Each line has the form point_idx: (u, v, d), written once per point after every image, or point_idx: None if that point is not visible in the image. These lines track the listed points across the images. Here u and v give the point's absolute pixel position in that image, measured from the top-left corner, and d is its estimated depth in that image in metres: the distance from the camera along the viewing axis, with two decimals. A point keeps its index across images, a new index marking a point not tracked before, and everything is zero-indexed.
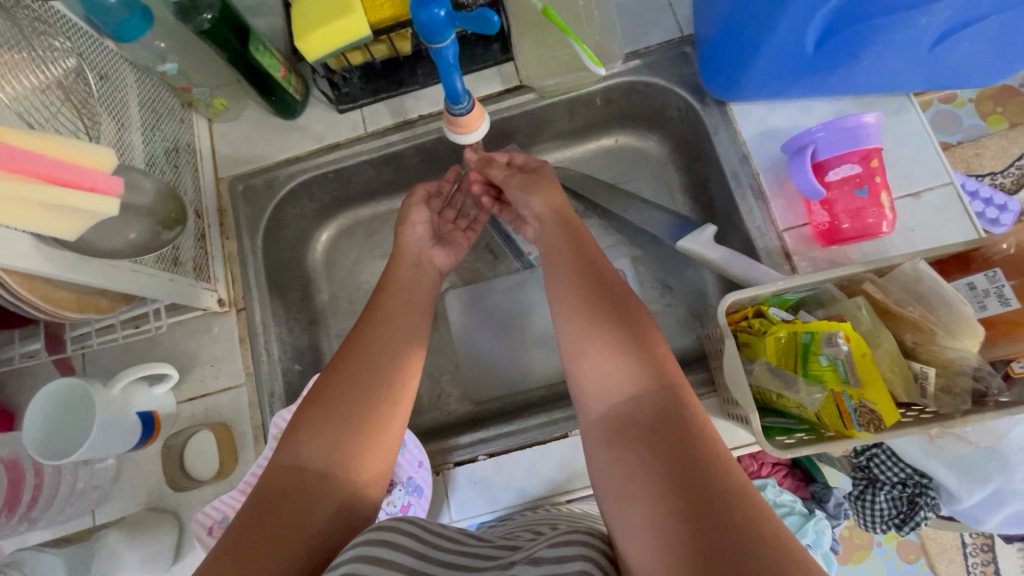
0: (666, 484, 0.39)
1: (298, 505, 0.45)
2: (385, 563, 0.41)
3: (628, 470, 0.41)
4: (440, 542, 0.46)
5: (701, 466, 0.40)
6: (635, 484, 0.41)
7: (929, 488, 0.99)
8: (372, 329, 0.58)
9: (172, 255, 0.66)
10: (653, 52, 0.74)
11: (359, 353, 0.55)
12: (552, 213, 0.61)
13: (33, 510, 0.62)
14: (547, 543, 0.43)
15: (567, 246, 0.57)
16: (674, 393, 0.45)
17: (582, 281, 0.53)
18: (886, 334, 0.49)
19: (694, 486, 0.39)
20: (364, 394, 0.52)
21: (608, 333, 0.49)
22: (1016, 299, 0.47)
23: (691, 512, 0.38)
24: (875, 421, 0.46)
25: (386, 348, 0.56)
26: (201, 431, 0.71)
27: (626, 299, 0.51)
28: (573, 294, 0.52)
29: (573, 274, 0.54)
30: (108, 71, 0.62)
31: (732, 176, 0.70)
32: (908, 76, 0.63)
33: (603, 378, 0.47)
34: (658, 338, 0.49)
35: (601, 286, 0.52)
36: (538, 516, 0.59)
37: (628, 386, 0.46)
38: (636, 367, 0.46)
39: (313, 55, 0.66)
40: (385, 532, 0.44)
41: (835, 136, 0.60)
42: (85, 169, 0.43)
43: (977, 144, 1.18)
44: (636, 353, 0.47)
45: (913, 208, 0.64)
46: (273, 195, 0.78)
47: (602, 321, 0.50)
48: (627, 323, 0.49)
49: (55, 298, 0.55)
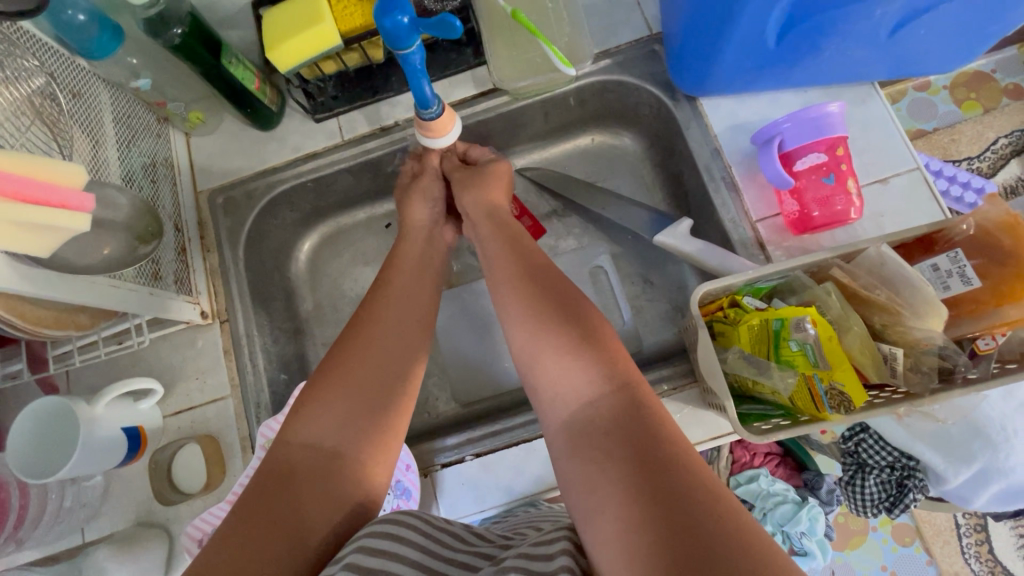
0: (632, 481, 0.40)
1: (284, 509, 0.45)
2: (387, 557, 0.42)
3: (595, 472, 0.42)
4: (442, 536, 0.47)
5: (664, 460, 0.40)
6: (601, 484, 0.41)
7: (916, 470, 1.00)
8: (356, 327, 0.57)
9: (153, 269, 0.66)
10: (623, 51, 0.75)
11: (341, 353, 0.55)
12: (501, 223, 0.65)
13: (19, 530, 0.62)
14: (532, 543, 0.44)
15: (520, 255, 0.59)
16: (633, 392, 0.46)
17: (533, 297, 0.54)
18: (855, 318, 0.50)
19: (657, 481, 0.39)
20: (350, 394, 0.51)
21: (563, 341, 0.50)
22: (977, 278, 0.48)
23: (656, 505, 0.38)
24: (845, 403, 0.47)
25: (379, 345, 0.56)
26: (188, 444, 0.71)
27: (579, 304, 0.53)
28: (526, 304, 0.53)
29: (525, 289, 0.55)
30: (81, 89, 0.62)
31: (705, 170, 0.71)
32: (870, 65, 0.64)
33: (562, 385, 0.48)
34: (614, 342, 0.50)
35: (554, 300, 0.53)
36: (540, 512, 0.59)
37: (587, 390, 0.47)
38: (593, 371, 0.47)
39: (285, 65, 0.67)
40: (390, 525, 0.44)
41: (800, 126, 0.61)
42: (57, 186, 0.43)
43: (953, 130, 1.20)
44: (593, 357, 0.48)
45: (882, 193, 0.66)
46: (254, 206, 0.79)
47: (557, 329, 0.51)
48: (583, 329, 0.50)
49: (35, 316, 0.55)
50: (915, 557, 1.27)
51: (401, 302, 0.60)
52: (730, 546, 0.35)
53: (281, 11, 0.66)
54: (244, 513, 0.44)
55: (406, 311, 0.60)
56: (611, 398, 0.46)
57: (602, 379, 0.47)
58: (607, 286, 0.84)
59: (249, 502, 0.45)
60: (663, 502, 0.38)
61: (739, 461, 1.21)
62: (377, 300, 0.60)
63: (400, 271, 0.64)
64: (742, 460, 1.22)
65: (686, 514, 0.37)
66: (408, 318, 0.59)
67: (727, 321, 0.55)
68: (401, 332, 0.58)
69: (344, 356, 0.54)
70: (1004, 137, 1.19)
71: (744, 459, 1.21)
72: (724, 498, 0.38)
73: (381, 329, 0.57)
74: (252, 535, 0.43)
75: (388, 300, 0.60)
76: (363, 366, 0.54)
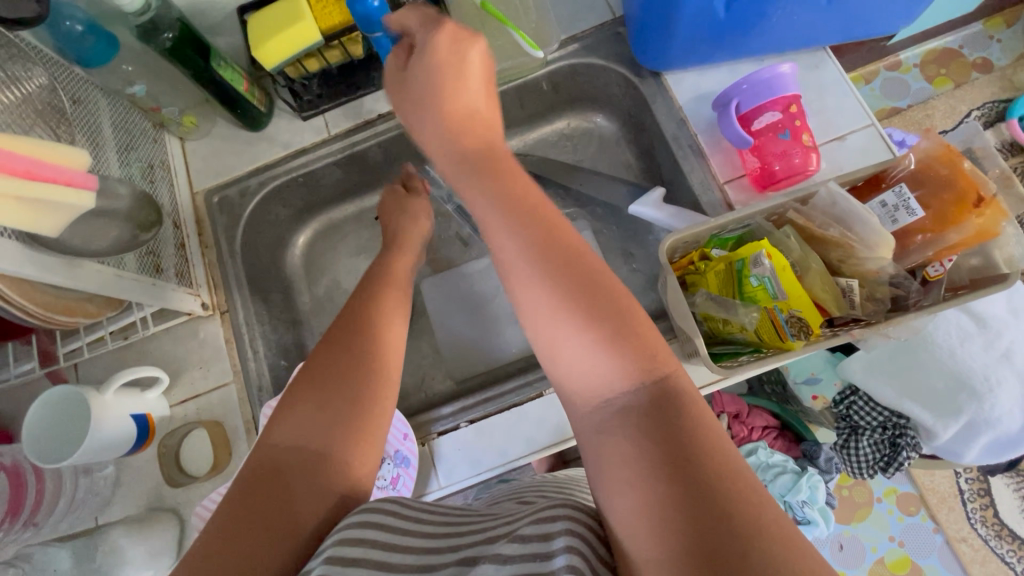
0: (656, 460, 0.37)
1: (275, 510, 0.46)
2: (368, 545, 0.43)
3: (617, 458, 0.39)
4: (424, 515, 0.48)
5: (684, 445, 0.38)
6: (624, 462, 0.38)
7: (908, 428, 1.01)
8: (325, 339, 0.58)
9: (154, 261, 0.70)
10: (589, 35, 0.80)
11: (312, 367, 0.56)
12: (475, 157, 0.47)
13: (36, 515, 0.64)
14: (531, 519, 0.43)
15: (521, 216, 0.44)
16: (653, 371, 0.41)
17: (542, 255, 0.43)
18: (813, 257, 0.54)
19: (676, 468, 0.37)
20: (322, 398, 0.53)
21: (580, 317, 0.42)
22: (920, 209, 0.50)
23: (686, 488, 0.36)
24: (805, 328, 0.50)
25: (343, 353, 0.57)
26: (196, 429, 0.74)
27: (592, 265, 0.44)
28: (535, 264, 0.43)
29: (529, 248, 0.43)
30: (81, 95, 0.67)
31: (673, 139, 0.75)
32: (817, 30, 0.69)
33: (583, 366, 0.42)
34: (636, 310, 0.42)
35: (566, 259, 0.43)
36: (533, 483, 0.64)
37: (610, 374, 0.41)
38: (614, 348, 0.41)
39: (271, 63, 0.71)
40: (370, 513, 0.46)
41: (755, 88, 0.65)
42: (64, 167, 0.48)
43: (926, 105, 1.24)
44: (611, 331, 0.41)
45: (841, 149, 0.69)
46: (248, 202, 0.83)
47: (571, 299, 0.42)
48: (598, 298, 0.42)
49: (45, 303, 0.58)
50: (922, 526, 1.28)
51: (366, 311, 0.61)
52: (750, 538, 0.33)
53: (264, 14, 0.70)
54: (234, 526, 0.45)
55: (376, 324, 0.61)
56: (635, 380, 0.41)
57: (625, 357, 0.41)
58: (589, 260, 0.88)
59: (231, 512, 0.46)
60: (680, 489, 0.36)
61: (736, 437, 1.21)
62: (354, 314, 0.61)
63: (372, 289, 0.66)
64: (741, 436, 1.22)
65: (705, 505, 0.35)
66: (378, 328, 0.60)
67: (697, 272, 0.59)
68: (362, 332, 0.59)
69: (311, 369, 0.55)
70: (976, 109, 1.23)
71: (742, 434, 1.21)
72: (746, 484, 0.36)
73: (349, 344, 0.58)
74: (244, 546, 0.44)
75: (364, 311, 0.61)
76: (328, 376, 0.54)
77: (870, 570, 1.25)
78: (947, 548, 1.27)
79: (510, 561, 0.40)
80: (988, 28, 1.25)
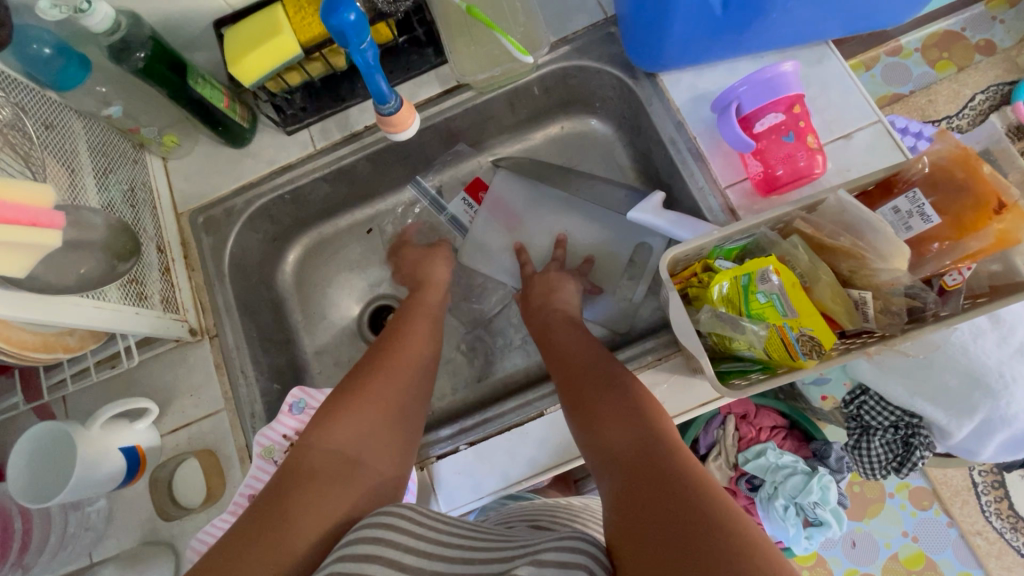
0: (649, 485, 0.45)
1: (309, 505, 0.50)
2: (382, 543, 0.44)
3: (621, 484, 0.47)
4: (440, 518, 0.48)
5: (670, 472, 0.46)
6: (625, 487, 0.47)
7: (921, 428, 0.98)
8: (365, 368, 0.65)
9: (138, 290, 0.67)
10: (580, 36, 0.77)
11: (359, 388, 0.61)
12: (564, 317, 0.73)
13: (24, 556, 0.64)
14: (551, 546, 0.41)
15: (561, 326, 0.73)
16: (658, 430, 0.52)
17: (575, 348, 0.67)
18: (823, 268, 0.51)
19: (665, 486, 0.44)
20: (371, 409, 0.60)
21: (607, 396, 0.57)
22: (936, 214, 0.48)
23: (670, 504, 0.43)
24: (817, 347, 0.48)
25: (396, 375, 0.64)
26: (188, 459, 0.72)
27: (622, 371, 0.61)
28: (569, 351, 0.67)
29: (567, 344, 0.68)
30: (53, 120, 0.64)
31: (671, 143, 0.72)
32: (819, 24, 0.66)
33: (606, 426, 0.54)
34: (646, 396, 0.57)
35: (592, 352, 0.65)
36: (531, 507, 0.64)
37: (625, 430, 0.52)
38: (629, 415, 0.54)
39: (250, 80, 0.68)
40: (379, 529, 0.45)
41: (756, 89, 0.62)
42: (27, 206, 0.45)
43: (928, 90, 1.20)
44: (626, 402, 0.55)
45: (846, 149, 0.66)
46: (234, 222, 0.80)
47: (603, 385, 0.59)
48: (619, 386, 0.58)
49: (21, 341, 0.56)
50: (936, 521, 1.25)
51: (404, 348, 0.68)
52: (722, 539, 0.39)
53: (240, 28, 0.67)
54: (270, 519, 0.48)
55: (414, 364, 0.67)
56: (643, 434, 0.51)
57: (636, 418, 0.53)
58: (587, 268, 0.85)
59: (271, 497, 0.51)
60: (665, 503, 0.43)
61: (745, 438, 1.19)
62: (394, 352, 0.67)
63: (405, 327, 0.72)
64: (749, 437, 1.19)
65: (686, 515, 0.41)
66: (414, 367, 0.67)
67: (701, 285, 0.56)
68: (414, 363, 0.67)
69: (351, 390, 0.61)
70: (980, 93, 1.19)
71: (750, 435, 1.18)
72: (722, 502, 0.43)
73: (390, 379, 0.63)
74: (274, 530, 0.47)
75: (402, 350, 0.68)
76: (378, 396, 0.61)
77: (883, 567, 1.23)
78: (962, 543, 1.24)
79: None
80: (990, 9, 1.21)
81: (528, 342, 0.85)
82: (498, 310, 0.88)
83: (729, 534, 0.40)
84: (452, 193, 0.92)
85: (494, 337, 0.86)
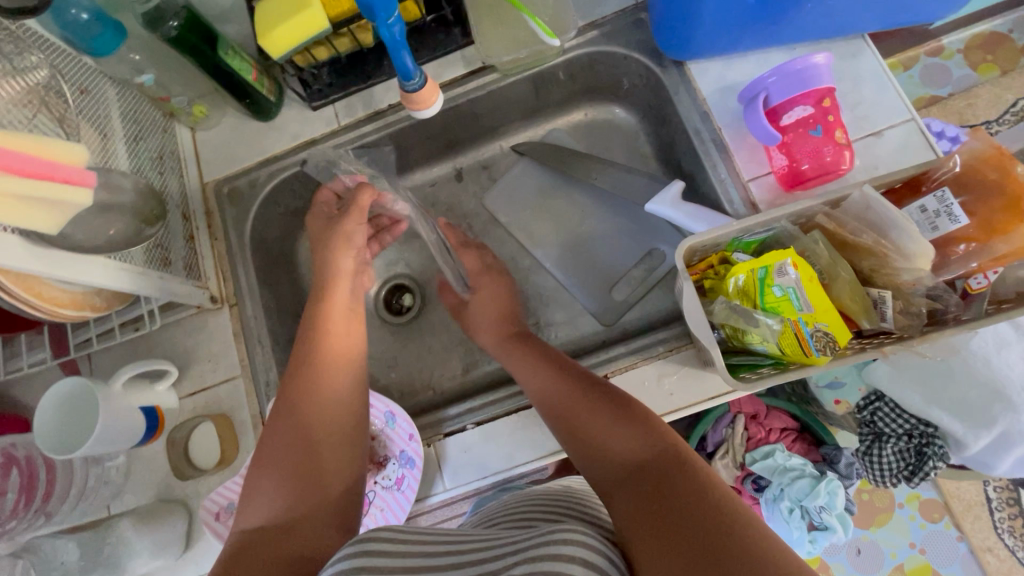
0: (662, 503, 0.44)
1: (277, 547, 0.50)
2: (365, 571, 0.41)
3: (631, 501, 0.46)
4: (420, 540, 0.46)
5: (685, 486, 0.44)
6: (635, 505, 0.45)
7: (937, 437, 0.96)
8: (290, 386, 0.62)
9: (162, 254, 0.69)
10: (609, 22, 0.76)
11: (292, 412, 0.60)
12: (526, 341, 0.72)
13: (48, 504, 0.66)
14: (539, 539, 0.41)
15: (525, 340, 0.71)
16: (665, 439, 0.50)
17: (547, 363, 0.65)
18: (843, 265, 0.50)
19: (678, 503, 0.43)
20: (303, 435, 0.58)
21: (592, 409, 0.56)
22: (964, 215, 0.47)
23: (687, 520, 0.41)
24: (831, 343, 0.47)
25: (325, 389, 0.62)
26: (203, 423, 0.74)
27: (607, 386, 0.59)
28: (542, 366, 0.64)
29: (539, 359, 0.66)
30: (88, 86, 0.65)
31: (694, 134, 0.71)
32: (857, 16, 0.64)
33: (606, 444, 0.52)
34: (641, 404, 0.55)
35: (566, 366, 0.63)
36: (532, 494, 0.65)
37: (629, 445, 0.51)
38: (628, 427, 0.52)
39: (278, 52, 0.69)
40: (364, 554, 0.43)
41: (786, 80, 0.60)
42: (60, 164, 0.46)
43: (968, 94, 1.16)
44: (624, 417, 0.53)
45: (876, 146, 0.65)
46: (257, 195, 0.82)
47: (592, 402, 0.57)
48: (605, 397, 0.57)
49: (51, 297, 0.58)
50: (945, 534, 1.23)
51: (327, 361, 0.65)
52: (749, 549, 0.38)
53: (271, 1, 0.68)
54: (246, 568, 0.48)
55: (339, 375, 0.64)
56: (649, 446, 0.49)
57: (638, 431, 0.51)
58: (603, 257, 0.85)
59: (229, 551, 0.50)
60: (680, 521, 0.41)
61: (754, 438, 1.17)
62: (316, 370, 0.63)
63: (326, 336, 0.67)
64: (758, 437, 1.17)
65: (703, 531, 0.40)
66: (345, 378, 0.65)
67: (717, 278, 0.56)
68: (343, 372, 0.65)
69: (280, 421, 0.59)
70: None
71: (758, 435, 1.17)
72: (743, 513, 0.41)
73: (318, 389, 0.62)
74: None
75: (323, 358, 0.64)
76: (312, 418, 0.60)
77: None
78: (970, 558, 1.22)
79: None
80: None
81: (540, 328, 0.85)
82: None
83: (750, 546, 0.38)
84: (472, 176, 0.93)
85: None
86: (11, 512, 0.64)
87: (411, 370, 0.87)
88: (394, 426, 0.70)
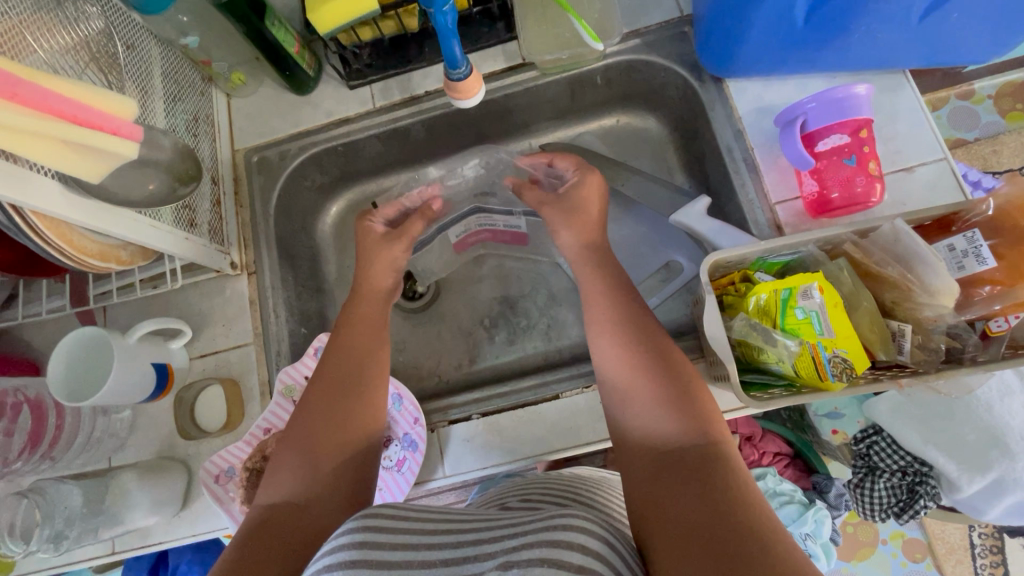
0: (691, 497, 0.44)
1: (298, 512, 0.51)
2: (368, 547, 0.41)
3: (655, 488, 0.46)
4: (421, 513, 0.46)
5: (713, 483, 0.44)
6: (666, 492, 0.45)
7: (929, 477, 0.93)
8: (332, 349, 0.63)
9: (190, 216, 0.70)
10: (653, 31, 0.77)
11: (325, 373, 0.61)
12: (602, 267, 0.64)
13: (53, 449, 0.68)
14: (540, 525, 0.41)
15: (593, 262, 0.64)
16: (707, 428, 0.49)
17: (611, 296, 0.60)
18: (866, 295, 0.51)
19: (707, 499, 0.43)
20: (328, 395, 0.59)
21: (645, 373, 0.53)
22: (992, 257, 0.48)
23: (710, 518, 0.41)
24: (847, 369, 0.48)
25: (354, 351, 0.63)
26: (212, 386, 0.75)
27: (666, 347, 0.55)
28: (605, 300, 0.59)
29: (604, 292, 0.60)
30: (134, 41, 0.66)
31: (727, 151, 0.72)
32: (903, 51, 0.64)
33: (645, 418, 0.51)
34: (693, 380, 0.52)
35: (632, 309, 0.58)
36: (524, 482, 0.67)
37: (668, 426, 0.49)
38: (672, 407, 0.50)
39: (323, 28, 0.70)
40: (367, 528, 0.42)
41: (825, 107, 0.60)
42: (112, 116, 0.48)
43: (995, 140, 1.16)
44: (671, 393, 0.51)
45: (906, 181, 0.65)
46: (286, 166, 0.82)
47: (646, 365, 0.53)
48: (660, 361, 0.53)
49: (82, 246, 0.59)
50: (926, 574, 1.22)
51: (343, 344, 0.64)
52: (760, 556, 0.38)
53: None
54: (239, 543, 0.48)
55: (354, 363, 0.62)
56: (687, 432, 0.48)
57: (680, 412, 0.50)
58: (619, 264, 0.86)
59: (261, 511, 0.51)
60: (706, 518, 0.42)
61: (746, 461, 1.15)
62: (347, 343, 0.64)
63: (358, 309, 0.68)
64: (750, 459, 1.16)
65: (727, 533, 0.40)
66: (375, 340, 0.65)
67: (737, 294, 0.56)
68: (372, 333, 0.66)
69: (315, 381, 0.60)
70: None
71: (752, 457, 1.15)
72: (766, 519, 0.41)
73: (349, 354, 0.63)
74: (265, 537, 0.49)
75: (353, 322, 0.66)
76: (341, 379, 0.60)
77: None
78: None
79: (515, 567, 0.38)
80: None
81: (550, 327, 0.86)
82: (525, 292, 0.88)
83: (770, 554, 0.38)
84: None
85: (518, 317, 0.87)
86: (17, 454, 0.66)
87: (419, 356, 0.88)
88: (400, 409, 0.71)
